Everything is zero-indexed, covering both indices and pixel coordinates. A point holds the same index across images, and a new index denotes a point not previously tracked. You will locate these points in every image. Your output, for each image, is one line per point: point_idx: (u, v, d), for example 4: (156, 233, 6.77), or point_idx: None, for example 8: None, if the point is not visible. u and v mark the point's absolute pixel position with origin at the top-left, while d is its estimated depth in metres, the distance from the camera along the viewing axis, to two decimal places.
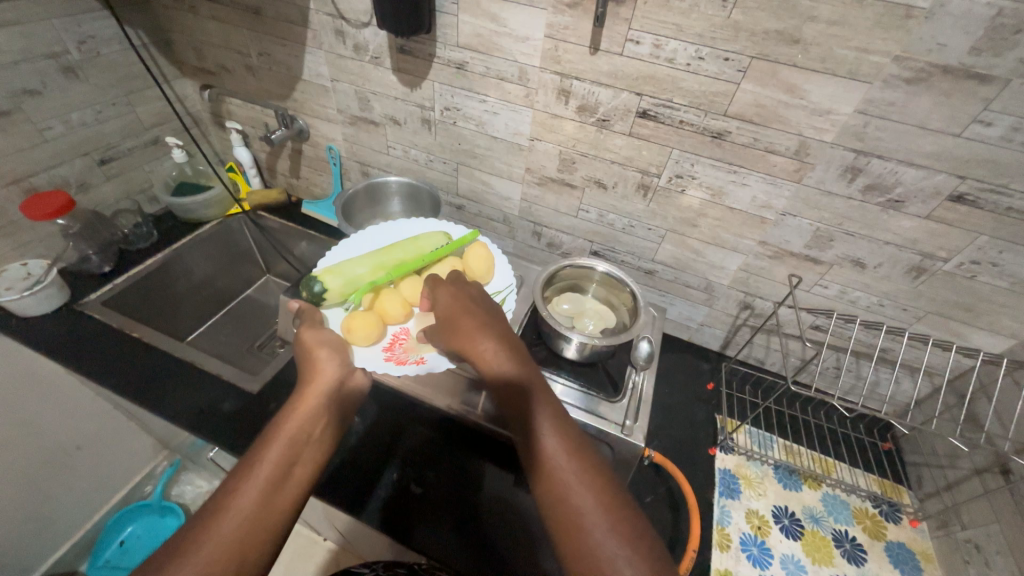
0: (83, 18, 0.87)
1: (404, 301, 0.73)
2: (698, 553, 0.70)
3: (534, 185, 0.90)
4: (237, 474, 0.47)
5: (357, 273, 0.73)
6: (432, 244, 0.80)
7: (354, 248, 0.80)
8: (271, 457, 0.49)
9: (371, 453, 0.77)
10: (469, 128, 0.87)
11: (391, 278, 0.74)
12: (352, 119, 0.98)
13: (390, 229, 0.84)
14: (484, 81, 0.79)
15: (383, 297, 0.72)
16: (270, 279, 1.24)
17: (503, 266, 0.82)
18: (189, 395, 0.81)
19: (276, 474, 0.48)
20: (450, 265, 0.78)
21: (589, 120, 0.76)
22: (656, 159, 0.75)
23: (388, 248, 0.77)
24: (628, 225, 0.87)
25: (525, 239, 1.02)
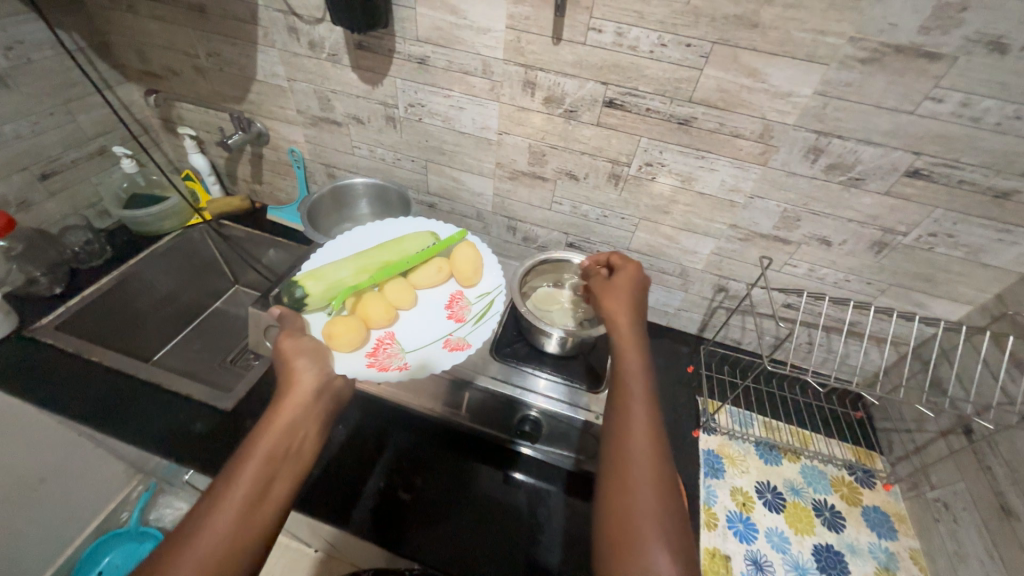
0: (7, 22, 0.80)
1: (388, 304, 0.71)
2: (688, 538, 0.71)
3: (506, 179, 0.89)
4: (211, 493, 0.45)
5: (340, 277, 0.72)
6: (418, 246, 0.79)
7: (343, 250, 0.80)
8: (251, 470, 0.47)
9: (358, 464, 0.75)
10: (435, 125, 0.85)
11: (379, 280, 0.73)
12: (314, 120, 0.95)
13: (378, 230, 0.83)
14: (447, 75, 0.77)
15: (365, 301, 0.70)
16: (239, 290, 1.19)
17: (493, 266, 0.80)
18: (158, 417, 0.77)
19: (254, 491, 0.46)
20: (436, 266, 0.77)
21: (556, 112, 0.75)
22: (625, 148, 0.75)
23: (375, 251, 0.77)
24: (602, 216, 0.87)
25: (500, 234, 1.00)
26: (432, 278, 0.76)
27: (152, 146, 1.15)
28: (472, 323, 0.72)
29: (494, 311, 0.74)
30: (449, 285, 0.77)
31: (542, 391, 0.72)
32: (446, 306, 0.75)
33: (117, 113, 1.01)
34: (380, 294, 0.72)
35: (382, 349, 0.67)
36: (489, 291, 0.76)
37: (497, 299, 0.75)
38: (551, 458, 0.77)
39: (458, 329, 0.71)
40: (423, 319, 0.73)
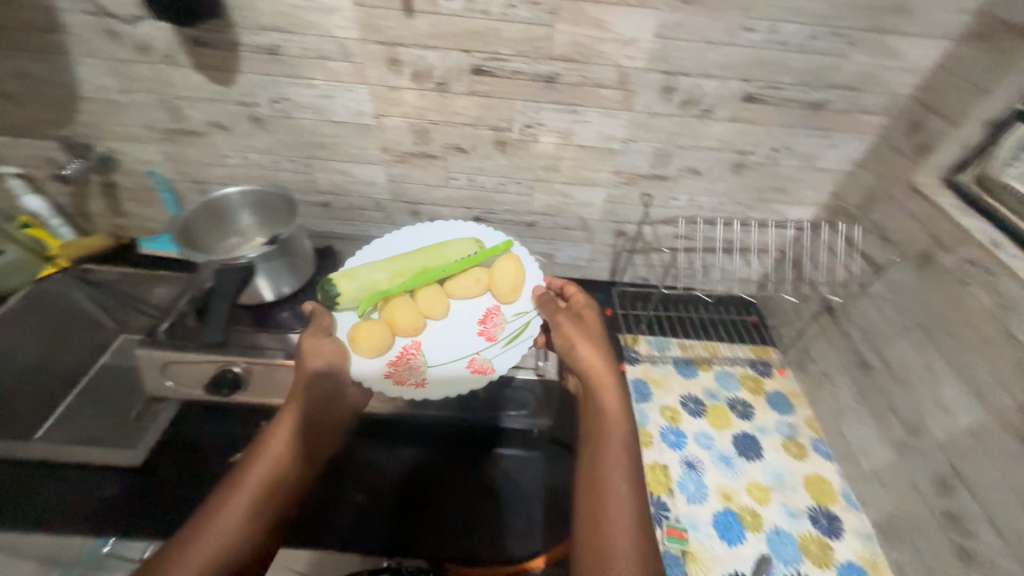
0: None
1: (418, 312, 0.68)
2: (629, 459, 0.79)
3: (395, 164, 0.87)
4: (224, 490, 0.51)
5: (375, 279, 0.70)
6: (459, 251, 0.74)
7: (375, 255, 0.77)
8: (265, 473, 0.53)
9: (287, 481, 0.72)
10: (306, 117, 0.80)
11: (408, 289, 0.70)
12: (168, 134, 0.85)
13: (421, 231, 0.80)
14: (306, 64, 0.73)
15: (395, 306, 0.68)
16: (127, 337, 1.00)
17: (534, 280, 0.74)
18: (52, 494, 0.68)
19: (264, 493, 0.51)
20: (474, 277, 0.72)
21: (427, 86, 0.74)
22: (503, 114, 0.77)
23: (413, 256, 0.73)
24: (499, 183, 0.89)
25: (405, 221, 0.98)
26: (470, 290, 0.72)
27: None
28: (504, 345, 0.68)
29: (528, 332, 0.69)
30: (485, 296, 0.73)
31: None
32: (479, 319, 0.71)
33: None
34: (410, 302, 0.69)
35: (401, 362, 0.66)
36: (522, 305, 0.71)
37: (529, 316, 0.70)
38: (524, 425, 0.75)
39: (485, 348, 0.68)
40: (452, 330, 0.70)
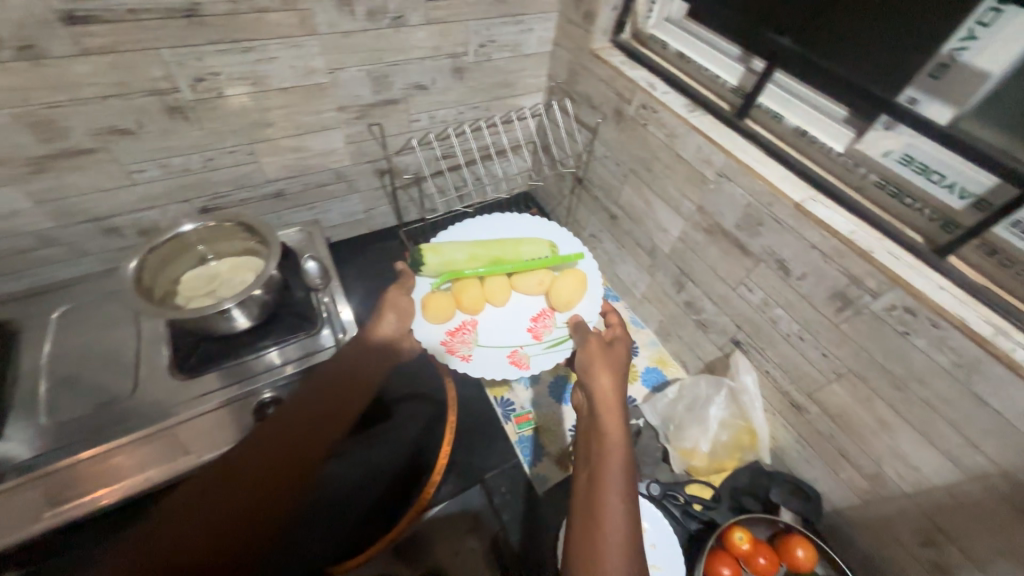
0: None
1: (482, 294, 0.72)
2: None
3: (356, 122, 0.80)
4: (580, 534, 0.40)
5: (457, 257, 0.73)
6: (535, 252, 0.76)
7: (490, 234, 0.81)
8: (617, 485, 0.42)
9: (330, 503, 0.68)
10: (245, 93, 0.67)
11: (496, 271, 0.73)
12: (33, 164, 0.61)
13: (523, 220, 0.83)
14: (237, 22, 0.60)
15: (466, 287, 0.72)
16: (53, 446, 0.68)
17: (594, 299, 0.74)
18: None
19: (632, 510, 0.41)
20: (539, 278, 0.74)
21: (383, 24, 0.69)
22: (460, 38, 0.78)
23: (496, 242, 0.76)
24: (459, 113, 0.90)
25: (370, 184, 0.92)
26: (531, 288, 0.74)
27: None
28: (545, 347, 0.70)
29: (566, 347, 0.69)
30: (542, 301, 0.75)
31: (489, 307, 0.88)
32: (532, 318, 0.73)
33: None
34: (483, 285, 0.73)
35: (456, 338, 0.70)
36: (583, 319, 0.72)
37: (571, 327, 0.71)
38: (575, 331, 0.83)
39: (530, 346, 0.71)
40: (506, 321, 0.73)
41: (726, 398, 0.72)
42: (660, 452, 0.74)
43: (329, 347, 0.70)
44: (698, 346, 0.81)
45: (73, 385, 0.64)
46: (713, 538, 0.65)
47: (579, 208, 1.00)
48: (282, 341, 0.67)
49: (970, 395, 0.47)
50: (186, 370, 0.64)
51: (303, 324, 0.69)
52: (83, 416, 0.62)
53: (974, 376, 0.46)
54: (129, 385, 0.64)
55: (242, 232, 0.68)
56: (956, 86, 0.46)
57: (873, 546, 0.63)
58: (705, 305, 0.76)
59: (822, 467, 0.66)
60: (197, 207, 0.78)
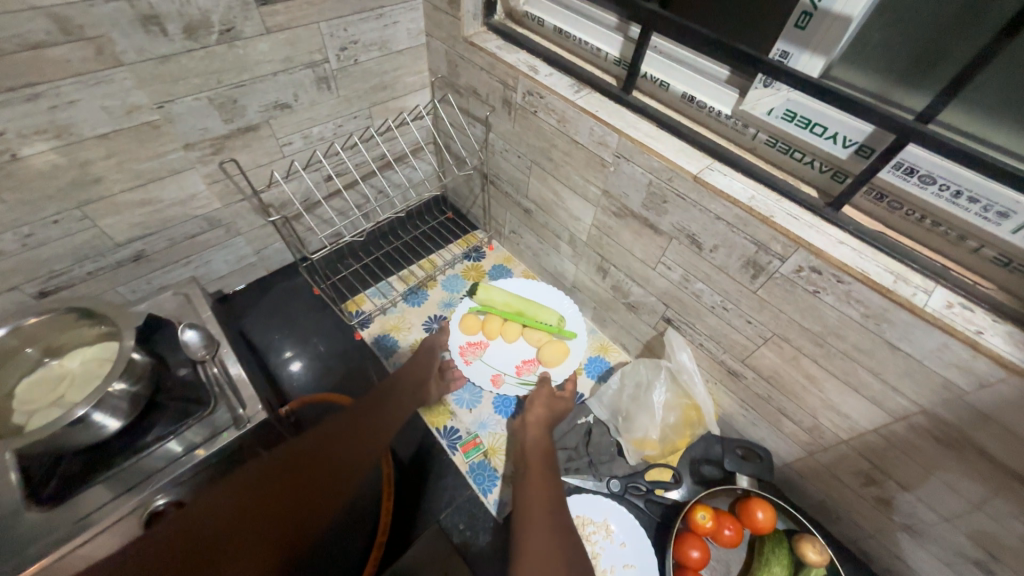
0: None
1: (501, 329, 0.82)
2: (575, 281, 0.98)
3: (211, 158, 0.68)
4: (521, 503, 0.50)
5: (496, 299, 0.82)
6: (552, 319, 0.82)
7: (529, 290, 0.89)
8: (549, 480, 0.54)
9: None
10: (48, 148, 0.54)
11: (516, 316, 0.82)
12: None
13: (566, 303, 0.87)
14: (4, 65, 0.48)
15: (494, 320, 0.82)
16: None
17: (571, 365, 0.80)
18: None
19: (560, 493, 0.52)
20: (538, 336, 0.81)
21: (210, 40, 0.58)
22: (314, 44, 0.68)
23: (530, 300, 0.84)
24: (337, 127, 0.80)
25: (252, 223, 0.81)
26: (531, 341, 0.82)
27: None
28: (519, 384, 0.78)
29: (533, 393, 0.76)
30: (536, 353, 0.82)
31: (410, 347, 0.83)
32: (521, 361, 0.81)
33: None
34: (505, 325, 0.82)
35: (470, 348, 0.82)
36: (556, 377, 0.79)
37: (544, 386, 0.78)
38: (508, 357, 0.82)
39: (509, 379, 0.79)
40: (507, 356, 0.82)
41: (666, 381, 0.71)
42: (615, 447, 0.72)
43: (230, 426, 0.62)
44: (634, 328, 0.79)
45: None
46: (679, 521, 0.64)
47: (492, 206, 0.95)
48: (170, 434, 0.58)
49: (883, 343, 0.47)
50: (46, 500, 0.52)
51: (191, 408, 0.60)
52: None
53: (884, 325, 0.46)
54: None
55: (83, 319, 0.56)
56: (824, 35, 0.43)
57: (824, 490, 0.65)
58: (631, 288, 0.74)
59: (767, 426, 0.67)
60: (33, 292, 0.65)
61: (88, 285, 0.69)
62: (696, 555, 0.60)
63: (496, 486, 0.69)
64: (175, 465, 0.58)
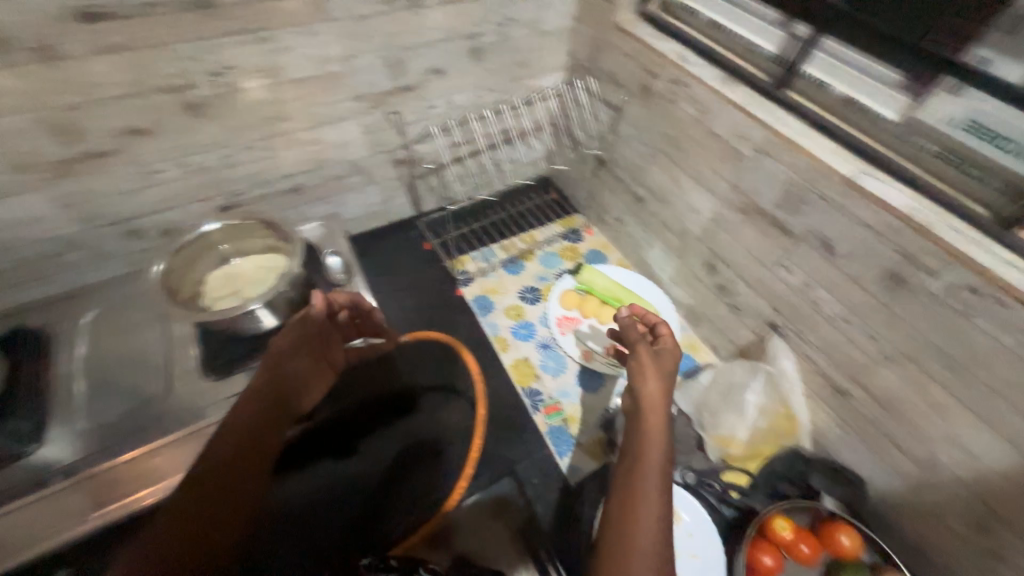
0: None
1: (597, 310, 0.86)
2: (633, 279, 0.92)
3: (372, 110, 0.78)
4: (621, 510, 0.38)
5: (597, 281, 0.87)
6: None
7: (630, 283, 0.92)
8: (645, 524, 0.37)
9: (354, 509, 0.67)
10: (262, 84, 0.66)
11: (613, 301, 0.85)
12: (60, 169, 0.61)
13: (663, 302, 0.88)
14: (251, 10, 0.59)
15: (591, 301, 0.86)
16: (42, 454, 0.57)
17: None
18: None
19: (661, 555, 0.36)
20: None
21: (400, 4, 0.67)
22: (476, 17, 0.75)
23: (630, 290, 0.87)
24: (476, 97, 0.87)
25: (387, 175, 0.90)
26: None
27: None
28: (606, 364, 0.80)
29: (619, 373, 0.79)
30: None
31: (505, 309, 0.88)
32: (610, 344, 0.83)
33: None
34: (601, 307, 0.86)
35: (565, 321, 0.86)
36: None
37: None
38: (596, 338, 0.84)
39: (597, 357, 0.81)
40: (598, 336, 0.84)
41: (763, 383, 0.69)
42: (695, 440, 0.72)
43: (356, 342, 0.69)
44: (731, 330, 0.79)
45: (108, 391, 0.63)
46: (754, 527, 0.63)
47: (601, 191, 0.97)
48: None
49: None
50: (217, 370, 0.63)
51: None
52: (118, 418, 0.61)
53: None
54: (160, 386, 0.63)
55: (261, 229, 0.67)
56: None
57: (923, 533, 0.61)
58: (738, 288, 0.74)
59: (867, 452, 0.64)
60: (220, 207, 0.77)
61: (258, 207, 0.81)
62: (769, 561, 0.60)
63: (570, 450, 0.73)
64: None
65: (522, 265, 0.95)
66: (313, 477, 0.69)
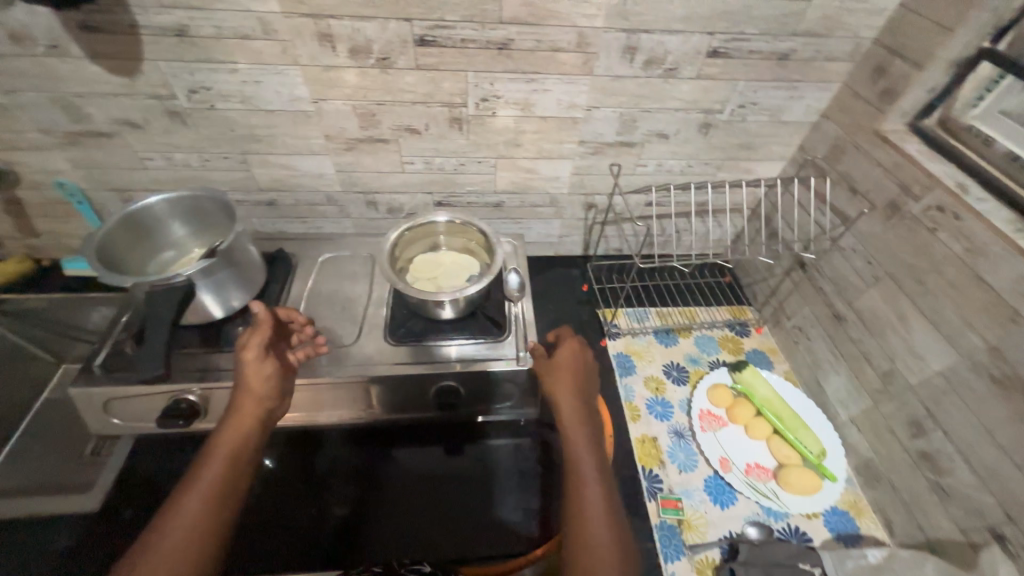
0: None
1: (749, 419, 0.77)
2: (803, 402, 0.80)
3: (588, 156, 0.83)
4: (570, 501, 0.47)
5: (760, 390, 0.79)
6: (813, 447, 0.72)
7: (798, 404, 0.80)
8: (594, 509, 0.46)
9: (443, 504, 0.66)
10: (513, 115, 0.76)
11: (772, 417, 0.76)
12: (350, 144, 0.78)
13: (834, 442, 0.75)
14: (534, 57, 0.68)
15: (745, 407, 0.78)
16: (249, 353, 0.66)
17: (812, 506, 0.69)
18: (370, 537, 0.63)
19: (610, 529, 0.44)
20: (785, 451, 0.73)
21: (655, 73, 0.72)
22: (721, 96, 0.76)
23: (796, 414, 0.76)
24: (687, 166, 0.87)
25: (574, 214, 0.95)
26: (776, 452, 0.73)
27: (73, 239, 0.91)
28: (743, 482, 0.71)
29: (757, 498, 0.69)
30: (775, 466, 0.73)
31: (645, 378, 0.85)
32: (753, 462, 0.73)
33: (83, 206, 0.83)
34: (754, 417, 0.77)
35: (709, 416, 0.79)
36: (787, 504, 0.69)
37: (772, 502, 0.69)
38: (741, 451, 0.75)
39: (735, 471, 0.72)
40: (741, 448, 0.75)
41: None
42: None
43: (511, 356, 0.69)
44: (923, 511, 0.63)
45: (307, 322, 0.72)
46: None
47: (789, 294, 0.88)
48: (475, 337, 0.70)
49: None
50: (394, 337, 0.69)
51: (494, 327, 0.71)
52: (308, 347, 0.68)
53: None
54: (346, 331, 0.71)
55: (471, 232, 0.75)
56: None
57: None
58: (953, 468, 0.59)
59: None
60: (435, 201, 0.90)
61: (462, 210, 0.92)
62: None
63: (679, 559, 0.64)
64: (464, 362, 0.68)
65: (675, 340, 0.91)
66: (418, 456, 0.71)
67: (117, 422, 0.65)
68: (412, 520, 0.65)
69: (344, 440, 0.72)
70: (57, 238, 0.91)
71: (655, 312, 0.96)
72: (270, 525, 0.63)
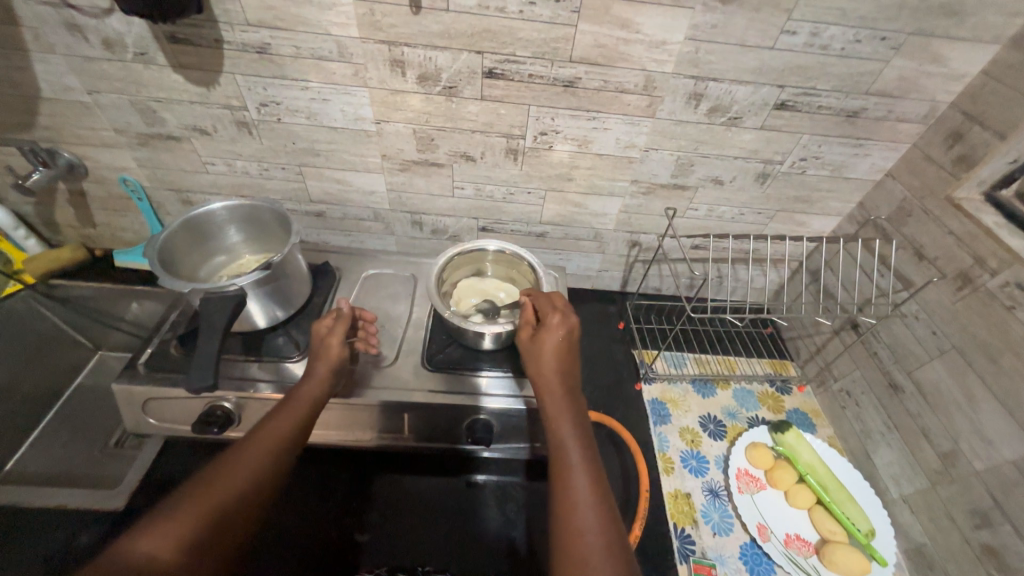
0: (67, 121, 0.74)
1: (790, 485, 0.72)
2: (849, 472, 0.75)
3: (639, 195, 0.82)
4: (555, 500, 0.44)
5: (803, 455, 0.74)
6: (859, 521, 0.68)
7: (843, 473, 0.75)
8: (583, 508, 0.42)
9: (463, 542, 0.64)
10: (569, 150, 0.76)
11: (815, 486, 0.71)
12: (404, 165, 0.79)
13: (883, 520, 0.70)
14: (599, 97, 0.68)
15: (787, 471, 0.73)
16: (284, 365, 0.66)
17: None
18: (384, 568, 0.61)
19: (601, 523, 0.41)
20: (829, 526, 0.68)
21: (718, 120, 0.71)
22: (783, 148, 0.74)
23: (841, 484, 0.72)
24: (739, 214, 0.85)
25: (617, 250, 0.94)
26: (818, 525, 0.69)
27: (125, 230, 0.94)
28: (781, 554, 0.67)
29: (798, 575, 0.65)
30: (817, 540, 0.68)
31: (681, 429, 0.82)
32: (793, 532, 0.69)
33: (143, 203, 0.86)
34: (797, 484, 0.72)
35: (747, 477, 0.74)
36: None
37: None
38: (781, 518, 0.70)
39: (774, 541, 0.68)
40: (780, 515, 0.71)
41: None
42: None
43: None
44: None
45: None
46: None
47: (838, 355, 0.84)
48: (514, 372, 0.68)
49: None
50: (432, 364, 0.68)
51: None
52: None
53: None
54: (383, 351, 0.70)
55: (518, 264, 0.75)
56: None
57: None
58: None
59: None
60: (480, 226, 0.90)
61: (506, 237, 0.92)
62: None
63: None
64: (501, 397, 0.66)
65: (714, 391, 0.88)
66: (441, 490, 0.69)
67: (151, 422, 0.65)
68: (427, 555, 0.62)
69: (370, 462, 0.71)
70: (113, 230, 0.94)
71: (694, 360, 0.92)
72: (283, 544, 0.61)
